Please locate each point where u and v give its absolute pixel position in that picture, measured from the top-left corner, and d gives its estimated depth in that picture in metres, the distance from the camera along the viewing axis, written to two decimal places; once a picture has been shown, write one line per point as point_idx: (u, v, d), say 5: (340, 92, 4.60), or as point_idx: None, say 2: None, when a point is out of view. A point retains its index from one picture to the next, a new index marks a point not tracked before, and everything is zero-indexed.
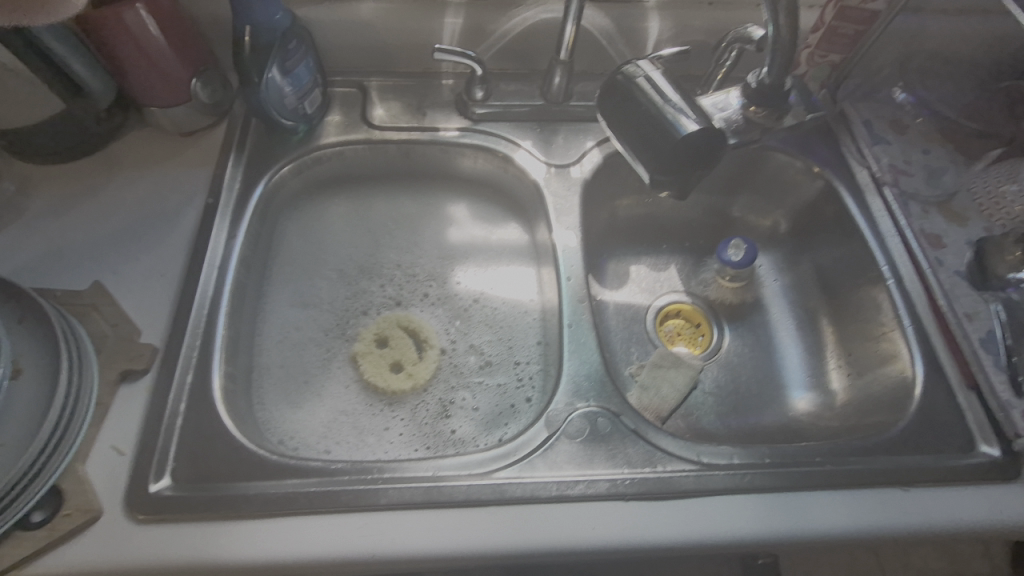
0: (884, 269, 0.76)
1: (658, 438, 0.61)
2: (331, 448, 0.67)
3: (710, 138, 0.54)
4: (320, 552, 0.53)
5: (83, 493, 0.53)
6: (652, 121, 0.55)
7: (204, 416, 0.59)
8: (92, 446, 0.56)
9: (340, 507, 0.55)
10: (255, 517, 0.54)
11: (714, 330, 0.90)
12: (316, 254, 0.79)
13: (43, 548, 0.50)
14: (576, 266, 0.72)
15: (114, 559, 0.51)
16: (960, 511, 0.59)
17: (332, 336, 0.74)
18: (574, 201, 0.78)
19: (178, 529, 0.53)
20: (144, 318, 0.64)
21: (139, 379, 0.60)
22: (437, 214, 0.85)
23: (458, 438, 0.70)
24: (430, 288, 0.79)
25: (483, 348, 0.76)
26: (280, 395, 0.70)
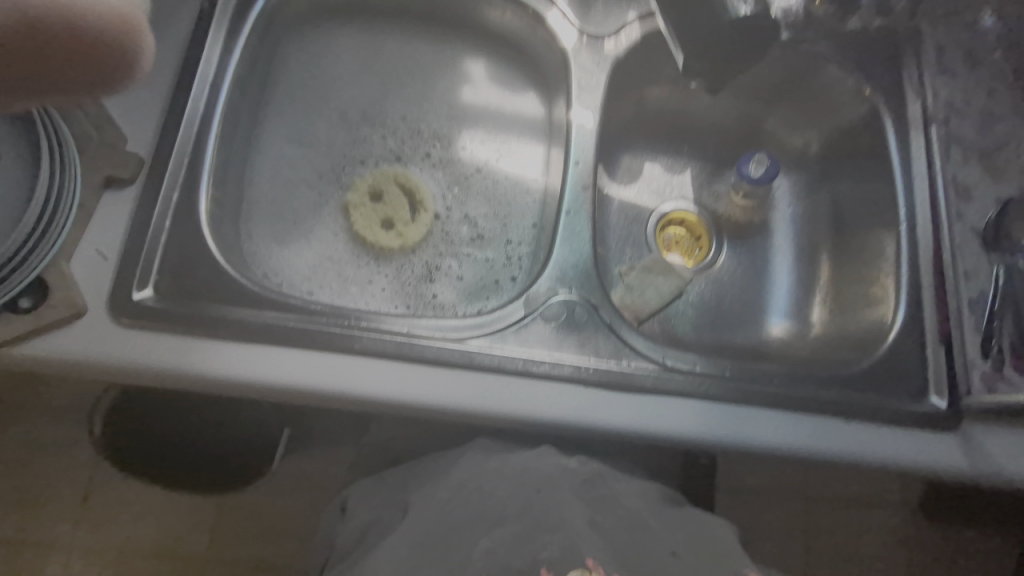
0: (900, 211, 0.73)
1: (630, 336, 0.62)
2: (314, 290, 0.68)
3: (762, 29, 0.48)
4: (291, 381, 0.57)
5: (68, 288, 0.54)
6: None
7: (189, 236, 0.59)
8: (77, 246, 0.56)
9: (315, 345, 0.57)
10: (232, 339, 0.57)
11: (713, 244, 0.89)
12: (318, 90, 0.74)
13: (31, 331, 0.53)
14: (588, 152, 0.69)
15: (98, 355, 0.54)
16: (895, 450, 0.62)
17: (326, 180, 0.72)
18: (600, 80, 0.72)
19: (158, 337, 0.56)
20: (131, 125, 0.61)
21: (125, 187, 0.59)
22: (452, 69, 0.78)
23: (439, 303, 0.71)
24: (434, 148, 0.75)
25: (477, 220, 0.74)
26: (268, 231, 0.69)
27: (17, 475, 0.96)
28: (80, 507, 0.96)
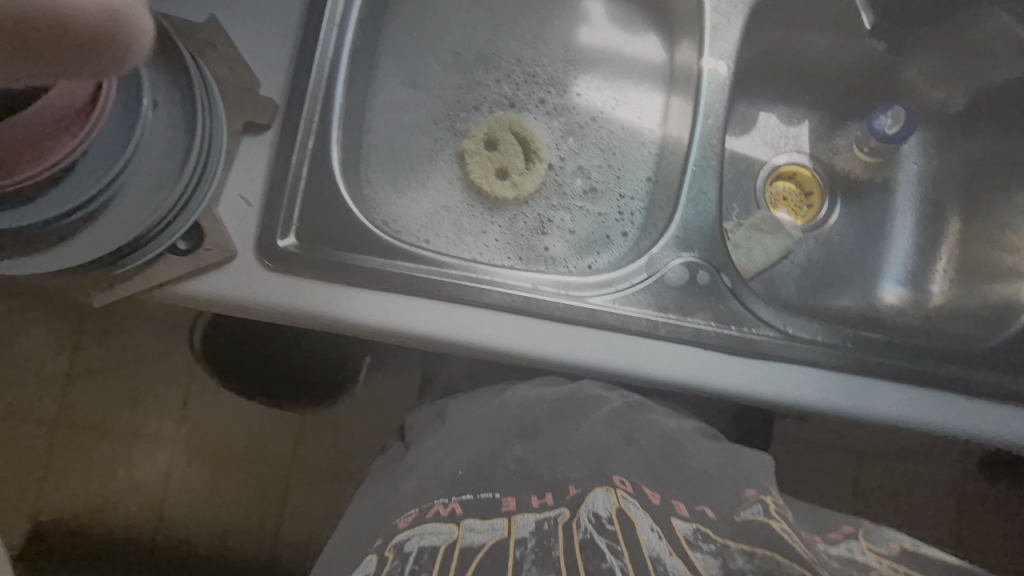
0: None
1: (752, 301, 0.62)
2: (430, 238, 0.70)
3: None
4: (424, 330, 0.59)
5: (220, 233, 0.57)
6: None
7: (326, 183, 0.61)
8: (223, 191, 0.58)
9: (446, 297, 0.60)
10: (370, 288, 0.59)
11: (824, 201, 0.85)
12: (431, 27, 0.71)
13: (191, 272, 0.56)
14: (719, 105, 0.65)
15: (250, 296, 0.58)
16: (1014, 428, 0.62)
17: (440, 126, 0.71)
18: (736, 23, 0.66)
19: (303, 283, 0.59)
20: (262, 67, 0.60)
21: (262, 133, 0.60)
22: (570, 7, 0.74)
23: (550, 256, 0.71)
24: (549, 94, 0.73)
25: (590, 171, 0.73)
26: (386, 177, 0.70)
27: (122, 378, 1.08)
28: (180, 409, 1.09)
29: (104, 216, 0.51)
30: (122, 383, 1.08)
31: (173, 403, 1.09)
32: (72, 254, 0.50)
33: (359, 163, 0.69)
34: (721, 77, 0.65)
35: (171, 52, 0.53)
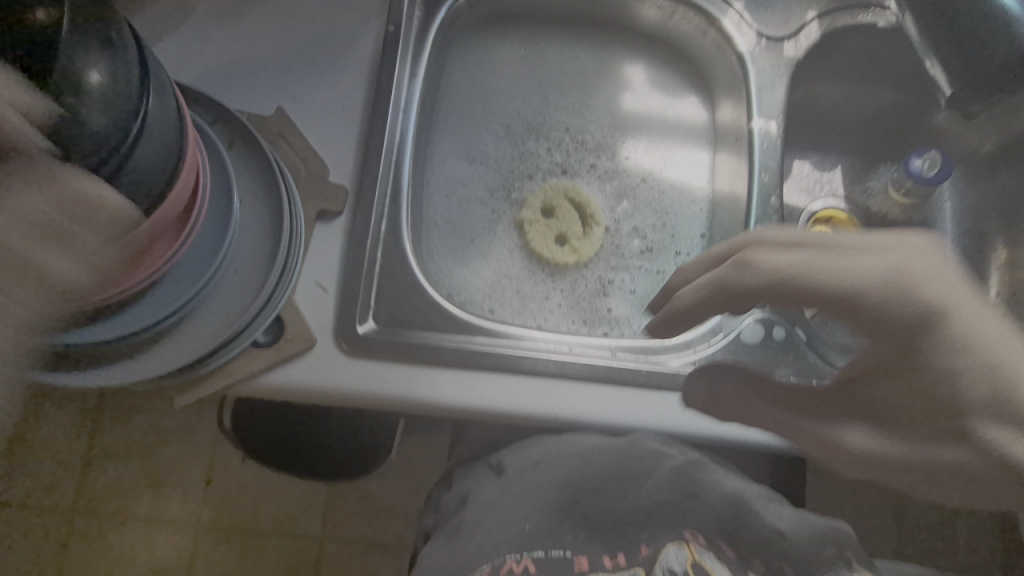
0: None
1: (829, 353, 0.62)
2: (495, 308, 0.69)
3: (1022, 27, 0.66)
4: (508, 407, 0.58)
5: (301, 322, 0.56)
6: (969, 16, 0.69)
7: (400, 264, 0.61)
8: (299, 279, 0.58)
9: (528, 372, 0.58)
10: (451, 366, 0.58)
11: None
12: (482, 103, 0.73)
13: (272, 365, 0.55)
14: (773, 163, 0.67)
15: (330, 384, 0.57)
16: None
17: (497, 196, 0.72)
18: (780, 84, 0.69)
19: (383, 367, 0.58)
20: (332, 155, 0.61)
21: (334, 219, 0.60)
22: (612, 75, 0.77)
23: (614, 317, 0.71)
24: (599, 160, 0.75)
25: (646, 231, 0.74)
26: (447, 250, 0.70)
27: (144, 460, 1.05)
28: (204, 488, 1.05)
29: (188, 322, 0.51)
30: (142, 466, 1.04)
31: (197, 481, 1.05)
32: (155, 364, 0.50)
33: (421, 238, 0.69)
34: (771, 137, 0.68)
35: (256, 152, 0.55)
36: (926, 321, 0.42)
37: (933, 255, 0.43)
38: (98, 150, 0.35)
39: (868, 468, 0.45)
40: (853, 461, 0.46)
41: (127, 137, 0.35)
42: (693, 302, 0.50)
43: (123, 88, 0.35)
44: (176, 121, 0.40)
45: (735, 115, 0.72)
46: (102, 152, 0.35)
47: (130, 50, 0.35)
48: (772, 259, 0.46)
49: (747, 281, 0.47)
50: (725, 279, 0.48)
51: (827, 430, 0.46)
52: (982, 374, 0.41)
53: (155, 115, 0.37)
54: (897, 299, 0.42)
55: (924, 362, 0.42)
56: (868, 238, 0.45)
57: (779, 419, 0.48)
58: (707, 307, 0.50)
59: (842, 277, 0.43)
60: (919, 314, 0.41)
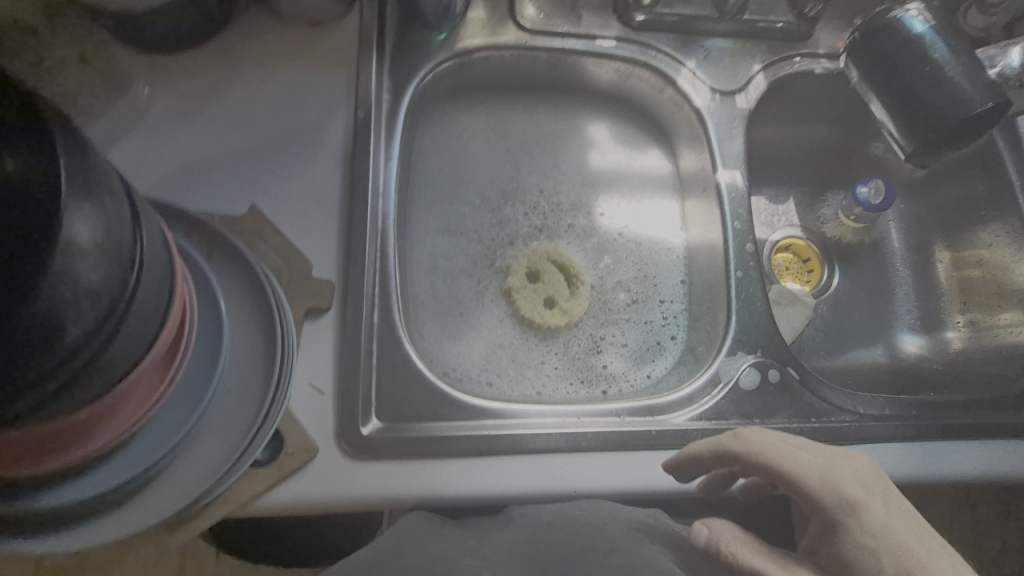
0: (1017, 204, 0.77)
1: (821, 389, 0.65)
2: (493, 380, 0.68)
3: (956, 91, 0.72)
4: (525, 490, 0.56)
5: (300, 432, 0.53)
6: (915, 75, 0.62)
7: (395, 353, 0.59)
8: (293, 384, 0.55)
9: (540, 449, 0.57)
10: (462, 456, 0.56)
11: (824, 269, 0.91)
12: (455, 174, 0.74)
13: (273, 483, 0.52)
14: (743, 210, 0.70)
15: (336, 494, 0.53)
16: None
17: (480, 266, 0.72)
18: (738, 134, 0.72)
19: (391, 467, 0.55)
20: (313, 249, 0.59)
21: (323, 315, 0.58)
22: (578, 135, 0.79)
23: (610, 374, 0.71)
24: (576, 219, 0.76)
25: (629, 284, 0.75)
26: (437, 326, 0.69)
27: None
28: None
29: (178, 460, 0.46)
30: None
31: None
32: (143, 514, 0.44)
33: (409, 318, 0.67)
34: (736, 185, 0.71)
35: (240, 258, 0.53)
36: (843, 511, 0.49)
37: (862, 464, 0.53)
38: (97, 307, 0.32)
39: None
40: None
41: (124, 283, 0.33)
42: (700, 455, 0.54)
43: (116, 234, 0.32)
44: (163, 254, 0.38)
45: (699, 166, 0.75)
46: (95, 307, 0.31)
47: (116, 187, 0.33)
48: (760, 443, 0.53)
49: (744, 454, 0.53)
50: (721, 443, 0.54)
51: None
52: (891, 554, 0.48)
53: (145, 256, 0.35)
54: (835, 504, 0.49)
55: (847, 535, 0.49)
56: (808, 445, 0.54)
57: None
58: (707, 462, 0.54)
59: (801, 471, 0.51)
60: (837, 504, 0.49)
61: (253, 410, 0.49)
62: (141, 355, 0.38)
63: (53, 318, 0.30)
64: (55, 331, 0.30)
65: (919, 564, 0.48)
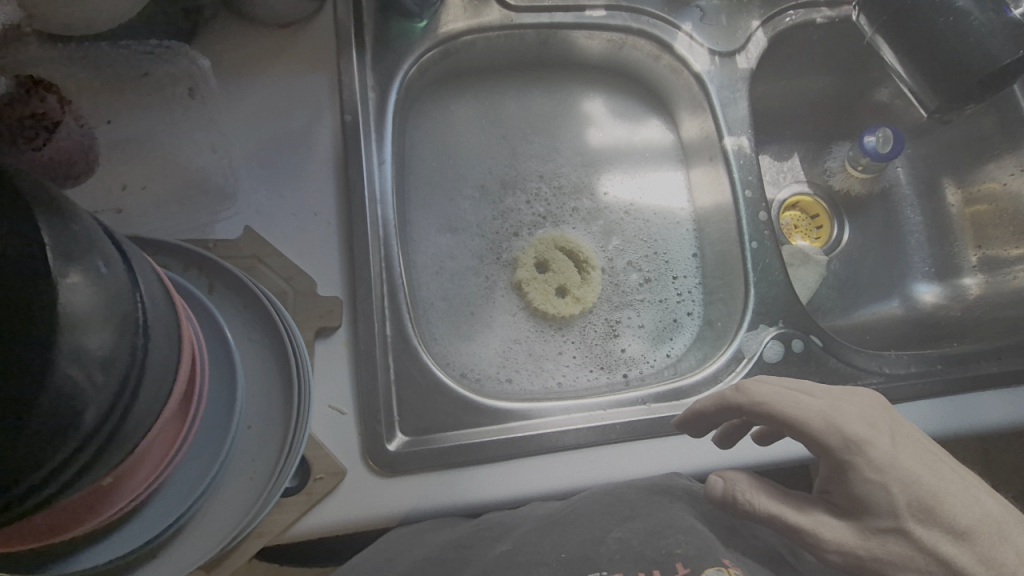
0: None
1: (847, 353, 0.64)
2: (512, 377, 0.67)
3: None
4: (559, 489, 0.56)
5: (326, 457, 0.52)
6: (936, 26, 0.58)
7: (412, 365, 0.57)
8: (313, 408, 0.54)
9: (570, 445, 0.57)
10: (492, 461, 0.56)
11: (833, 225, 0.90)
12: (451, 168, 0.71)
13: (306, 510, 0.51)
14: (753, 176, 0.67)
15: (371, 514, 0.53)
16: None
17: (486, 261, 0.70)
18: (742, 96, 0.69)
19: (422, 479, 0.54)
20: (315, 266, 0.57)
21: (334, 333, 0.56)
22: (573, 113, 0.75)
23: (629, 357, 0.70)
24: (580, 201, 0.73)
25: (640, 264, 0.73)
26: (450, 328, 0.67)
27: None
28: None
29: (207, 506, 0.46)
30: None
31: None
32: (181, 561, 0.44)
33: (421, 322, 0.66)
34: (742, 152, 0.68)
35: (242, 286, 0.51)
36: (850, 451, 0.48)
37: (869, 401, 0.52)
38: (112, 377, 0.30)
39: (842, 559, 0.48)
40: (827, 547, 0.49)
41: (138, 347, 0.32)
42: (706, 411, 0.54)
43: (116, 297, 0.30)
44: (166, 305, 0.36)
45: (705, 136, 0.72)
46: (114, 378, 0.30)
47: (109, 247, 0.31)
48: (764, 398, 0.52)
49: (748, 406, 0.52)
50: (724, 396, 0.53)
51: (804, 522, 0.49)
52: (901, 487, 0.48)
53: (148, 311, 0.33)
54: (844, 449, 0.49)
55: (856, 472, 0.48)
56: (813, 389, 0.53)
57: (772, 522, 0.51)
58: (715, 417, 0.54)
59: (806, 418, 0.50)
60: (842, 445, 0.49)
61: (278, 443, 0.48)
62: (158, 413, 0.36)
63: (72, 400, 0.28)
64: (77, 415, 0.29)
65: (931, 492, 0.48)
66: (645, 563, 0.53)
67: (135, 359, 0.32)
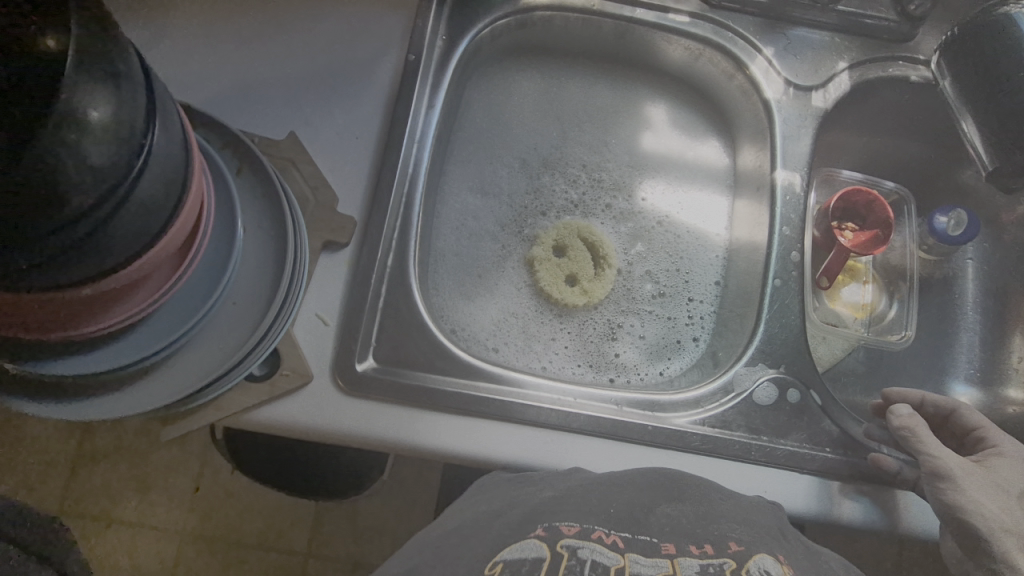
0: None
1: (843, 419, 0.60)
2: (500, 347, 0.67)
3: None
4: (506, 456, 0.56)
5: (297, 357, 0.54)
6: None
7: (403, 300, 0.59)
8: (299, 311, 0.56)
9: (497, 428, 0.56)
10: (448, 411, 0.56)
11: (883, 299, 0.81)
12: (499, 134, 0.73)
13: (264, 400, 0.53)
14: (795, 216, 0.65)
15: (323, 423, 0.54)
16: None
17: (507, 231, 0.71)
18: (807, 134, 0.67)
19: (380, 406, 0.55)
20: (341, 182, 0.59)
21: (340, 250, 0.58)
22: (634, 113, 0.75)
23: (622, 363, 0.69)
24: (614, 199, 0.73)
25: (659, 276, 0.72)
26: (454, 284, 0.68)
27: (138, 464, 1.04)
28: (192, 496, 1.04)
29: (194, 344, 0.49)
30: (133, 469, 1.04)
31: (187, 490, 1.04)
32: (147, 397, 0.47)
33: (428, 271, 0.67)
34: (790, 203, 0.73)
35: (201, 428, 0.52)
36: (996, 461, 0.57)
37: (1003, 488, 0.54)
38: (102, 175, 0.32)
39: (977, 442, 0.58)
40: (986, 486, 0.53)
41: (136, 161, 0.34)
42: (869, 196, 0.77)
43: (129, 122, 0.33)
44: (172, 113, 0.38)
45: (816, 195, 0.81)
46: (111, 179, 0.33)
47: (135, 77, 0.33)
48: (906, 412, 0.59)
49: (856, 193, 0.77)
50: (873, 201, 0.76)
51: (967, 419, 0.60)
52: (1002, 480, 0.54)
53: (158, 147, 0.36)
54: (945, 411, 0.61)
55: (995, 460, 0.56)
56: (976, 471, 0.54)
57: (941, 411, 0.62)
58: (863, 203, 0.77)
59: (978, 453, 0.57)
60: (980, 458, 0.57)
61: (246, 330, 0.50)
62: (135, 255, 0.38)
63: (46, 181, 0.30)
64: (62, 192, 0.31)
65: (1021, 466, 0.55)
66: (696, 538, 0.45)
67: (107, 167, 0.32)
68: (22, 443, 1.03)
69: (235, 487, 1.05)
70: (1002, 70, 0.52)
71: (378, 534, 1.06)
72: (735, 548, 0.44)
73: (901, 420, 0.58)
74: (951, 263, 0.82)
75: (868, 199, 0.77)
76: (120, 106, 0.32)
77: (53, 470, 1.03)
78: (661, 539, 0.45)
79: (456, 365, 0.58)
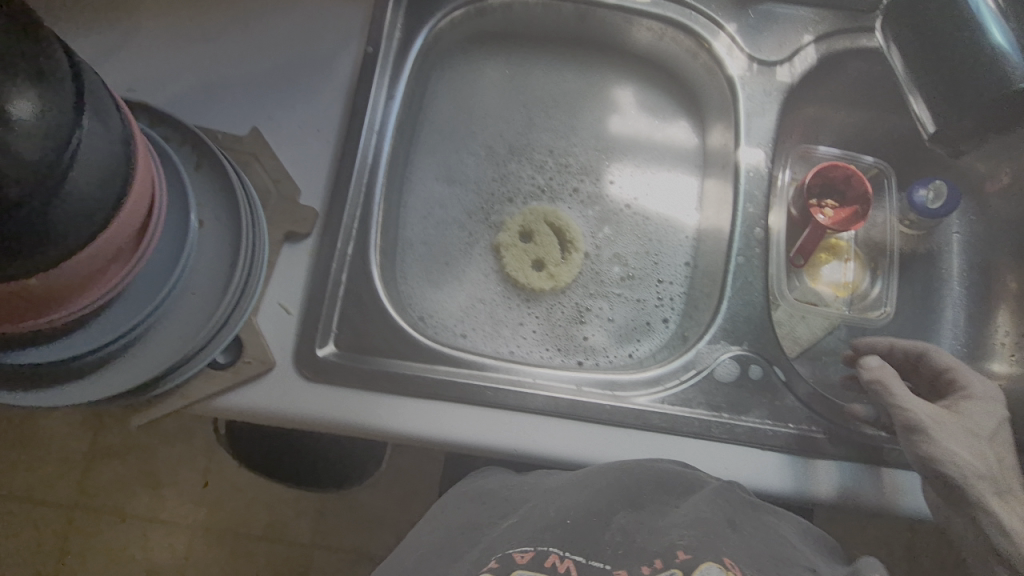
0: None
1: (808, 395, 0.60)
2: (467, 332, 0.68)
3: None
4: (466, 438, 0.56)
5: (259, 345, 0.56)
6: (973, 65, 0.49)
7: (365, 288, 0.60)
8: (262, 300, 0.57)
9: (457, 411, 0.57)
10: (408, 395, 0.57)
11: (866, 277, 0.79)
12: (465, 123, 0.73)
13: (228, 387, 0.55)
14: (759, 192, 0.64)
15: (285, 408, 0.55)
16: None
17: (474, 219, 0.72)
18: (771, 110, 0.66)
19: (342, 391, 0.56)
20: (302, 175, 0.61)
21: (302, 241, 0.59)
22: (600, 96, 0.75)
23: (590, 346, 0.69)
24: (581, 183, 0.73)
25: (628, 258, 0.72)
26: (422, 272, 0.69)
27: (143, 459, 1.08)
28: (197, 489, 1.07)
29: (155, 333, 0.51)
30: (139, 463, 1.08)
31: (195, 482, 1.07)
32: (110, 384, 0.49)
33: (395, 260, 0.68)
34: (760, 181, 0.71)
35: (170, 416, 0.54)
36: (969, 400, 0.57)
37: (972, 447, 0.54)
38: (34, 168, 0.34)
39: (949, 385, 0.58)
40: (958, 436, 0.53)
41: (68, 153, 0.35)
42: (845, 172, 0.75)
43: (58, 117, 0.34)
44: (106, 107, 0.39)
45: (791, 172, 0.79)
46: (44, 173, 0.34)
47: (61, 74, 0.35)
48: (875, 363, 0.58)
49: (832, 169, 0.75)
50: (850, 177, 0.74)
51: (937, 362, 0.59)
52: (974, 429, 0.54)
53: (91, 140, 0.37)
54: (916, 356, 0.61)
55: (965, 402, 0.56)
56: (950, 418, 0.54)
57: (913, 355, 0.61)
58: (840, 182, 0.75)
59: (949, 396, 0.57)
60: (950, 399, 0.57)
61: (205, 318, 0.52)
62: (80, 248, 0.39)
63: None
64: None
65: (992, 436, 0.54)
66: (646, 555, 0.44)
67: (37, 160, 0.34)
68: (35, 442, 1.07)
69: (235, 479, 1.08)
70: (951, 34, 0.51)
71: (375, 521, 1.08)
72: (682, 557, 0.43)
73: (870, 373, 0.57)
74: (936, 237, 0.80)
75: (846, 176, 0.74)
76: (47, 102, 0.34)
77: (62, 467, 1.07)
78: (614, 566, 0.44)
79: (417, 349, 0.59)
